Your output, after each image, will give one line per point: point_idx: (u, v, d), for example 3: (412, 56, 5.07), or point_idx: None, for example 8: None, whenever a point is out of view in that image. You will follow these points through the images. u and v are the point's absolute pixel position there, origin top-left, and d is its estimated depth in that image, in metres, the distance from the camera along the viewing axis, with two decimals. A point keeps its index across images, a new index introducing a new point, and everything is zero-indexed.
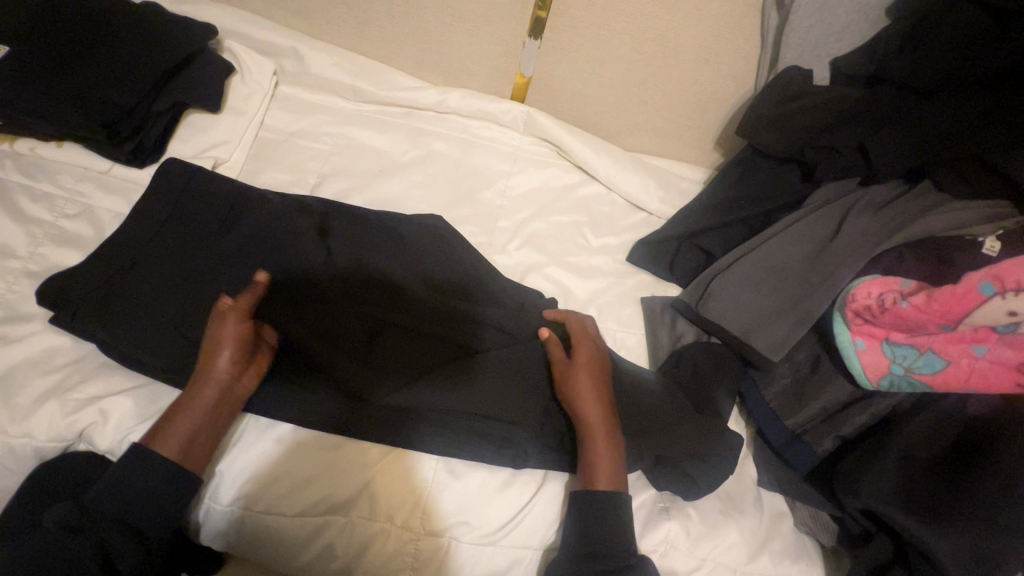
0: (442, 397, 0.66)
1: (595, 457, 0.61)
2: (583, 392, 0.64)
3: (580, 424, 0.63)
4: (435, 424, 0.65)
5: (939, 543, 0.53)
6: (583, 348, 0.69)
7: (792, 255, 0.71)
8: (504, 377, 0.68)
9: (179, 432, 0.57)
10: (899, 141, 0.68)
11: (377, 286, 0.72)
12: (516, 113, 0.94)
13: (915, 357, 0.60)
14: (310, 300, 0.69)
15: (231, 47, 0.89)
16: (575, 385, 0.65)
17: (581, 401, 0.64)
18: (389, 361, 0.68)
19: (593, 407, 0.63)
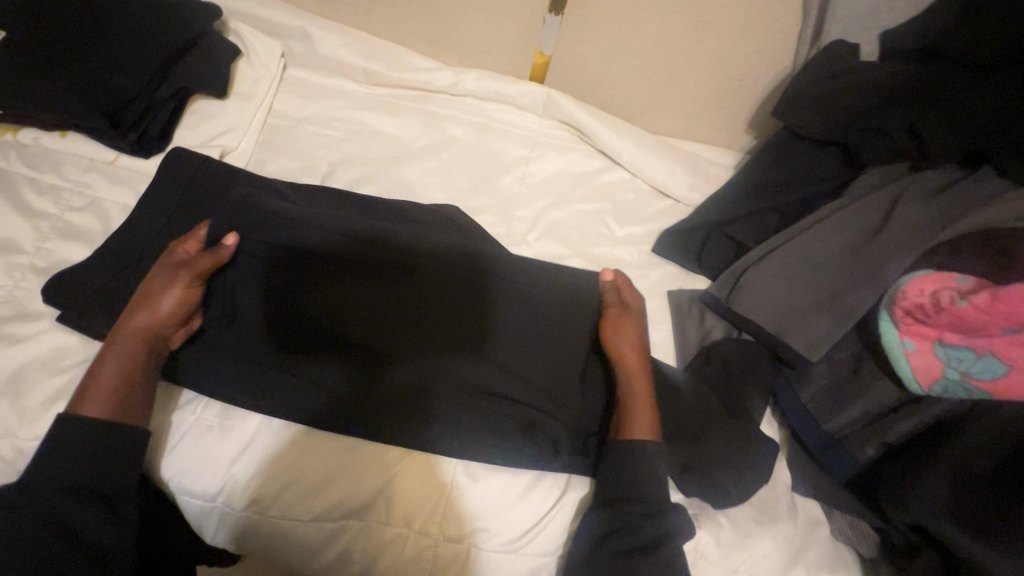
0: (456, 369, 0.65)
1: (633, 400, 0.63)
2: (620, 337, 0.66)
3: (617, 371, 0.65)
4: (449, 402, 0.63)
5: (998, 565, 0.49)
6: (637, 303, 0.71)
7: (833, 246, 0.66)
8: (520, 362, 0.66)
9: (97, 393, 0.56)
10: (953, 121, 0.63)
11: (389, 250, 0.67)
12: (536, 95, 0.89)
13: (972, 361, 0.56)
14: (325, 272, 0.65)
15: (237, 28, 0.85)
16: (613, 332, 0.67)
17: (619, 351, 0.65)
18: (406, 333, 0.65)
19: (629, 355, 0.65)
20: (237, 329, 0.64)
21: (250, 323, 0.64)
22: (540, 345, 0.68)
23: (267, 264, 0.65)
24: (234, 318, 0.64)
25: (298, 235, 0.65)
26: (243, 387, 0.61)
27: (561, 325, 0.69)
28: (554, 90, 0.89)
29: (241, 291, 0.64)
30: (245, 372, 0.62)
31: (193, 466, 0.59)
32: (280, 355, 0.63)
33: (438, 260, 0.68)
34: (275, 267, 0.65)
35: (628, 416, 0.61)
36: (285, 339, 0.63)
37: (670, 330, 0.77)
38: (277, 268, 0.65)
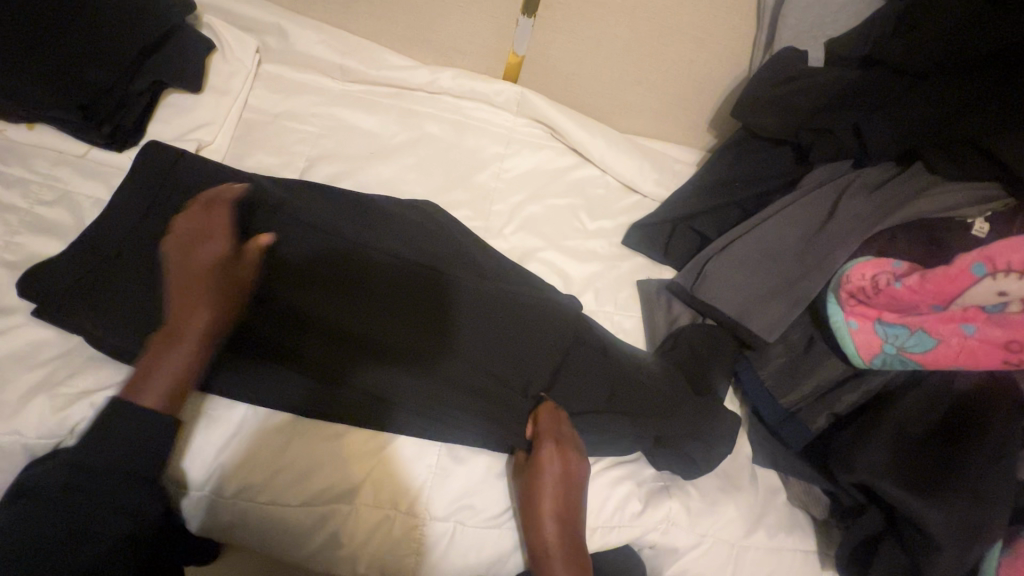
0: (417, 373, 0.66)
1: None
2: (539, 513, 0.60)
3: (536, 545, 0.60)
4: (412, 406, 0.64)
5: (931, 514, 0.56)
6: (566, 463, 0.62)
7: (787, 236, 0.72)
8: (486, 356, 0.69)
9: (161, 383, 0.57)
10: (893, 124, 0.69)
11: (355, 263, 0.71)
12: (510, 94, 0.92)
13: (907, 337, 0.62)
14: (295, 280, 0.68)
15: (211, 22, 0.84)
16: (537, 514, 0.60)
17: (539, 524, 0.60)
18: (367, 346, 0.66)
19: (551, 522, 0.59)
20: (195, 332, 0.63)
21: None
22: (510, 341, 0.70)
23: None
24: None
25: None
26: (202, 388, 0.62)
27: (531, 332, 0.71)
28: (527, 90, 0.93)
29: None
30: (205, 376, 0.62)
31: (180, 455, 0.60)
32: (239, 355, 0.63)
33: (399, 274, 0.71)
34: (241, 275, 0.66)
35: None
36: (247, 342, 0.64)
37: (640, 317, 0.82)
38: (245, 274, 0.66)
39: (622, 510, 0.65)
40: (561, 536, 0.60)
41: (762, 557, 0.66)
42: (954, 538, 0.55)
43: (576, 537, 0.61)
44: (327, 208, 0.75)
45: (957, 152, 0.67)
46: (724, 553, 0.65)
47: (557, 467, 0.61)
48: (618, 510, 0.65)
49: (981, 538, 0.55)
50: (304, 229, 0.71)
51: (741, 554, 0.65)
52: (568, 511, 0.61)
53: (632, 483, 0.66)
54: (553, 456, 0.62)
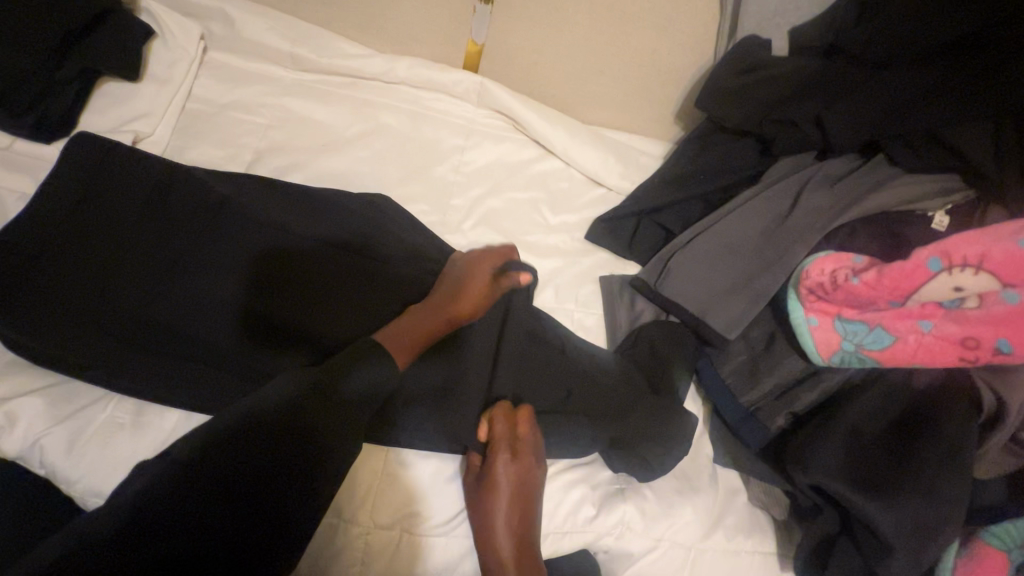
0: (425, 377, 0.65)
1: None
2: (488, 524, 0.58)
3: (489, 559, 0.58)
4: (414, 411, 0.63)
5: (884, 516, 0.54)
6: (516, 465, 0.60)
7: (749, 230, 0.70)
8: (491, 359, 0.67)
9: None
10: (856, 114, 0.67)
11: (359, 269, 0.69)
12: (470, 84, 0.88)
13: (865, 333, 0.60)
14: (300, 282, 0.67)
15: (150, 7, 0.80)
16: (490, 527, 0.58)
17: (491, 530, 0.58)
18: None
19: (501, 532, 0.58)
20: (204, 329, 0.63)
21: (217, 323, 0.63)
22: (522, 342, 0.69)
23: (249, 266, 0.66)
24: (211, 313, 0.63)
25: (273, 241, 0.68)
26: (199, 387, 0.60)
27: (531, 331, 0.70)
28: (488, 79, 0.89)
29: (214, 288, 0.64)
30: (202, 369, 0.62)
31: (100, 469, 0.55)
32: (244, 353, 0.63)
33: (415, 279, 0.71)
34: (251, 270, 0.66)
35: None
36: (253, 340, 0.63)
37: (602, 314, 0.80)
38: (258, 270, 0.66)
39: (574, 514, 0.63)
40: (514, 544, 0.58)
41: (718, 561, 0.64)
42: (907, 540, 0.54)
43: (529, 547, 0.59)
44: (274, 204, 0.71)
45: (912, 139, 0.65)
46: (679, 557, 0.63)
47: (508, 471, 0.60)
48: (569, 515, 0.63)
49: (933, 539, 0.54)
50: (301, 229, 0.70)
51: (698, 557, 0.64)
52: (521, 522, 0.59)
53: (586, 487, 0.64)
54: (509, 468, 0.60)
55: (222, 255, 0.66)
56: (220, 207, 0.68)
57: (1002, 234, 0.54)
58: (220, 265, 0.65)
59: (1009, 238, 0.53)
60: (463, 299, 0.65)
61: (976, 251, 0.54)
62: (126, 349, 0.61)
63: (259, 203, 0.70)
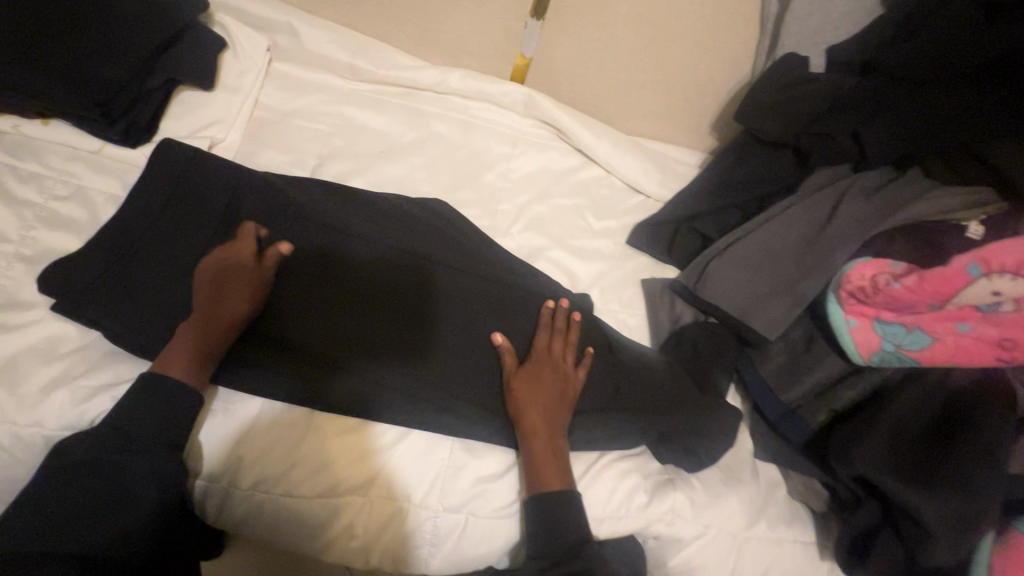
0: (398, 372, 0.67)
1: (540, 462, 0.63)
2: (521, 398, 0.66)
3: (529, 439, 0.64)
4: (401, 396, 0.66)
5: (927, 505, 0.58)
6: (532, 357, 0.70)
7: (789, 238, 0.74)
8: (463, 360, 0.70)
9: (184, 353, 0.59)
10: (892, 129, 0.71)
11: (335, 265, 0.71)
12: (517, 95, 0.94)
13: (905, 335, 0.63)
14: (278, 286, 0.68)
15: (223, 21, 0.85)
16: (527, 406, 0.65)
17: (526, 411, 0.65)
18: (355, 342, 0.68)
19: (534, 410, 0.65)
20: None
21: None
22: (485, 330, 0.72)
23: None
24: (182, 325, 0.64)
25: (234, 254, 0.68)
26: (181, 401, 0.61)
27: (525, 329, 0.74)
28: (534, 91, 0.94)
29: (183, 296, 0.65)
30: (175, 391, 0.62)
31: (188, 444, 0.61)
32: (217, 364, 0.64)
33: (385, 277, 0.72)
34: None
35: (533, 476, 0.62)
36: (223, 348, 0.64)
37: (644, 315, 0.84)
38: None
39: (629, 502, 0.67)
40: (546, 420, 0.65)
41: (762, 548, 0.68)
42: (949, 528, 0.58)
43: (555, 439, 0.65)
44: (343, 208, 0.77)
45: (949, 155, 0.70)
46: (726, 544, 0.67)
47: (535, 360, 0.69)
48: (624, 502, 0.67)
49: (973, 528, 0.58)
50: (322, 224, 0.73)
51: (744, 544, 0.68)
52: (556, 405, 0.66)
53: (637, 476, 0.68)
54: (540, 360, 0.69)
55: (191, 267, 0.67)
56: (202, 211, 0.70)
57: None
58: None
59: None
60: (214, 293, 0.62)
61: (1012, 259, 0.59)
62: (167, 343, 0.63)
63: (320, 205, 0.75)
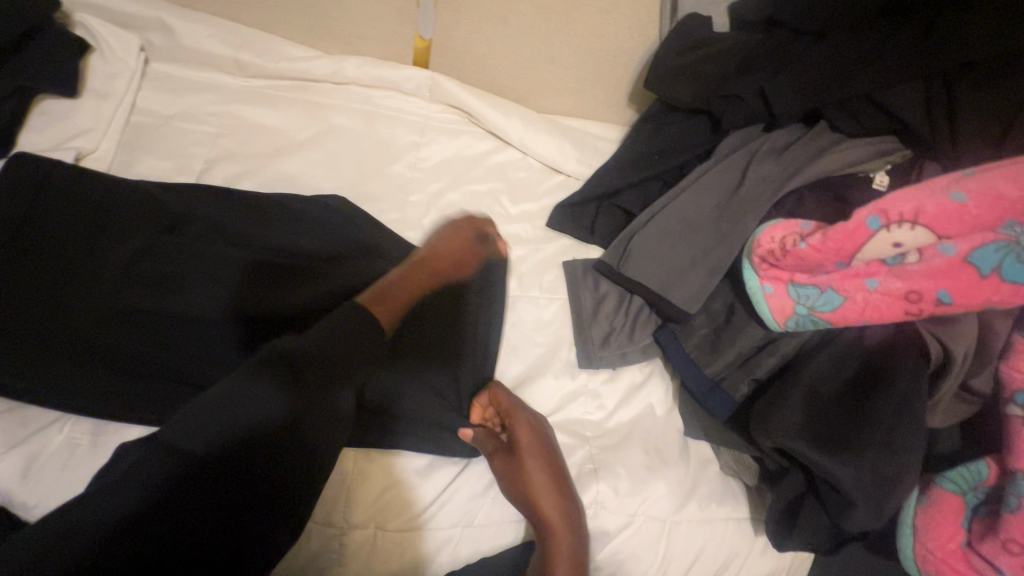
0: (419, 381, 0.65)
1: (552, 552, 0.58)
2: (546, 503, 0.60)
3: (535, 514, 0.60)
4: (417, 426, 0.63)
5: (844, 472, 0.56)
6: (530, 423, 0.65)
7: (703, 206, 0.71)
8: (480, 352, 0.69)
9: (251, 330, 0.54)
10: (795, 82, 0.68)
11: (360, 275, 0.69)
12: (420, 79, 0.88)
13: (817, 296, 0.61)
14: (301, 285, 0.67)
15: (85, 21, 0.78)
16: (525, 479, 0.61)
17: (529, 484, 0.61)
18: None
19: (552, 509, 0.60)
20: (184, 343, 0.62)
21: (212, 334, 0.63)
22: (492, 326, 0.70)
23: (245, 276, 0.65)
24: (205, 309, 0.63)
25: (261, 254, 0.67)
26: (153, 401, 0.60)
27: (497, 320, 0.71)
28: (439, 74, 0.89)
29: (207, 292, 0.63)
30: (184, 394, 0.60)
31: (57, 490, 0.55)
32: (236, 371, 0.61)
33: None
34: (245, 279, 0.65)
35: None
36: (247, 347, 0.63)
37: (566, 299, 0.79)
38: (252, 280, 0.65)
39: None
40: (560, 516, 0.60)
41: (694, 530, 0.66)
42: (867, 492, 0.56)
43: (580, 517, 0.61)
44: (290, 224, 0.72)
45: (853, 105, 0.67)
46: (655, 530, 0.64)
47: (525, 424, 0.65)
48: None
49: (894, 488, 0.56)
50: (292, 251, 0.70)
51: (674, 529, 0.65)
52: (562, 488, 0.62)
53: None
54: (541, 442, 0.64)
55: (221, 255, 0.66)
56: (74, 228, 0.64)
57: (935, 188, 0.56)
58: (210, 278, 0.64)
59: (942, 193, 0.56)
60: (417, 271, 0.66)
61: (910, 207, 0.57)
62: (87, 375, 0.59)
63: (278, 227, 0.72)
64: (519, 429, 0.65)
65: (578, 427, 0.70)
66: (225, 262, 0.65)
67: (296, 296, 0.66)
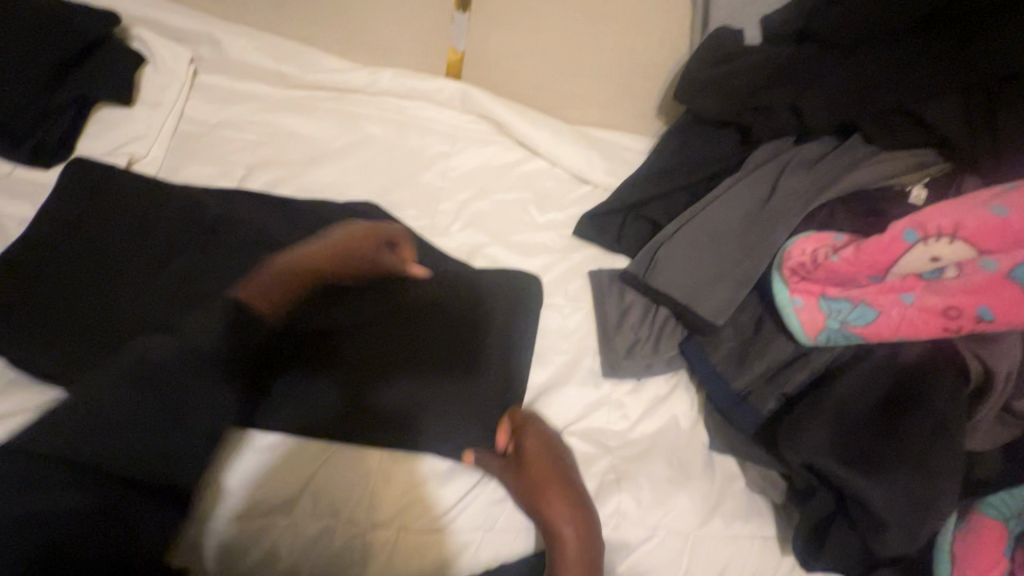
0: (437, 390, 0.67)
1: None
2: (559, 514, 0.60)
3: (553, 539, 0.59)
4: (435, 430, 0.65)
5: (874, 492, 0.55)
6: (549, 450, 0.64)
7: (731, 217, 0.70)
8: (498, 364, 0.70)
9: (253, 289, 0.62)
10: (828, 96, 0.68)
11: (384, 287, 0.72)
12: (452, 91, 0.91)
13: (849, 310, 0.59)
14: (329, 295, 0.70)
15: (140, 36, 0.83)
16: (545, 503, 0.61)
17: (548, 510, 0.60)
18: (361, 369, 0.67)
19: (569, 525, 0.59)
20: None
21: None
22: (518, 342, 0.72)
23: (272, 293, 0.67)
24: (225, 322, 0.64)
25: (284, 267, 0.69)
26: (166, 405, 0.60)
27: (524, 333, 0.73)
28: (470, 86, 0.91)
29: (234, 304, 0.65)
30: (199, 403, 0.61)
31: None
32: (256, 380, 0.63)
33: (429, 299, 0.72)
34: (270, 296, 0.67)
35: None
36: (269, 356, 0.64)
37: (591, 308, 0.79)
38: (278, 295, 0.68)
39: None
40: (578, 544, 0.59)
41: (718, 547, 0.64)
42: (899, 514, 0.55)
43: (596, 544, 0.60)
44: (320, 230, 0.75)
45: (888, 119, 0.66)
46: (678, 543, 0.64)
47: (544, 451, 0.64)
48: None
49: (928, 512, 0.54)
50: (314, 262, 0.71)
51: (697, 544, 0.64)
52: (581, 514, 0.61)
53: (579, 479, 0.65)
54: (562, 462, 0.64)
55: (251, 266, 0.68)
56: (126, 230, 0.68)
57: (976, 203, 0.55)
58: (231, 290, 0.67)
59: (983, 207, 0.54)
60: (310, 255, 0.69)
61: (949, 221, 0.56)
62: None
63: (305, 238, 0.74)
64: (536, 456, 0.63)
65: (600, 436, 0.70)
66: (249, 275, 0.68)
67: (328, 305, 0.69)
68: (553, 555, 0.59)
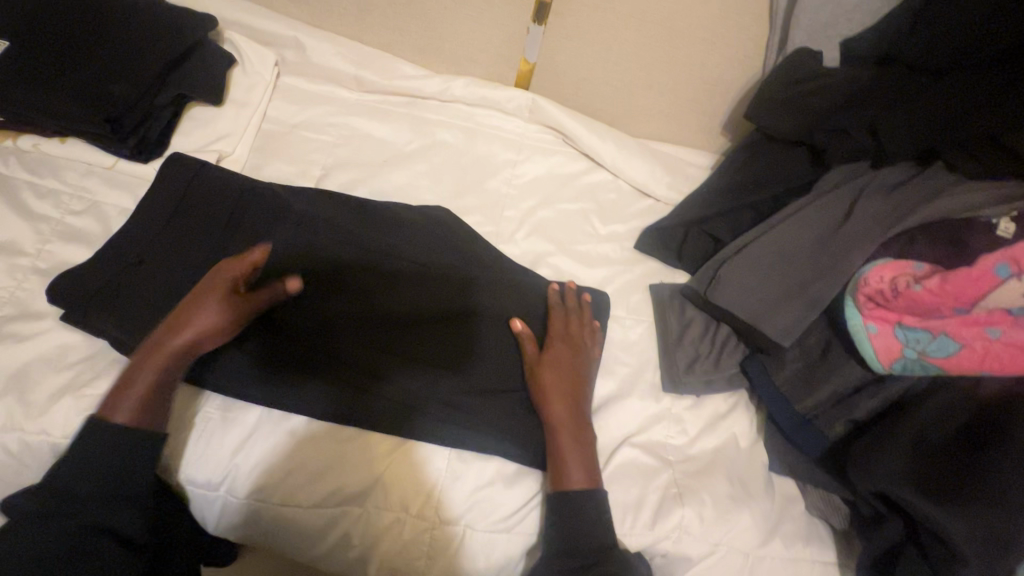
0: (434, 380, 0.67)
1: (565, 455, 0.63)
2: (557, 397, 0.65)
3: (552, 418, 0.65)
4: (464, 427, 0.65)
5: (953, 527, 0.54)
6: (564, 345, 0.70)
7: (803, 239, 0.70)
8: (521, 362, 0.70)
9: (130, 400, 0.57)
10: (913, 118, 0.67)
11: (376, 276, 0.71)
12: (521, 101, 0.93)
13: (928, 341, 0.60)
14: (334, 283, 0.70)
15: (232, 38, 0.87)
16: (549, 393, 0.66)
17: (554, 397, 0.66)
18: (357, 354, 0.67)
19: (561, 403, 0.65)
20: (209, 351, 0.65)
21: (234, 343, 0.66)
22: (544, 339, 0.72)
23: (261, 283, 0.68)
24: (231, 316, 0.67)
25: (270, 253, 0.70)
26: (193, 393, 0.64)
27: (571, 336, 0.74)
28: (539, 96, 0.93)
29: None
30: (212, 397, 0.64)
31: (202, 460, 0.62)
32: (255, 378, 0.64)
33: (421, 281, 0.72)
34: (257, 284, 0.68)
35: (564, 483, 0.61)
36: (273, 352, 0.66)
37: (652, 321, 0.80)
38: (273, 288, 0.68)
39: (634, 518, 0.65)
40: (571, 424, 0.64)
41: (777, 568, 0.64)
42: (979, 551, 0.53)
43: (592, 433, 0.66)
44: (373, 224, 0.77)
45: (972, 146, 0.66)
46: (738, 563, 0.64)
47: (560, 346, 0.70)
48: (631, 518, 0.65)
49: (1009, 553, 0.53)
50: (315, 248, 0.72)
51: (757, 564, 0.64)
52: (580, 404, 0.67)
53: (641, 491, 0.66)
54: (578, 365, 0.69)
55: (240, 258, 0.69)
56: (216, 225, 0.72)
57: None
58: None
59: None
60: (182, 319, 0.60)
61: None
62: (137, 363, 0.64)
63: (333, 232, 0.73)
64: (553, 350, 0.69)
65: (661, 450, 0.71)
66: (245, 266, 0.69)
67: (313, 295, 0.69)
68: (552, 436, 0.64)
